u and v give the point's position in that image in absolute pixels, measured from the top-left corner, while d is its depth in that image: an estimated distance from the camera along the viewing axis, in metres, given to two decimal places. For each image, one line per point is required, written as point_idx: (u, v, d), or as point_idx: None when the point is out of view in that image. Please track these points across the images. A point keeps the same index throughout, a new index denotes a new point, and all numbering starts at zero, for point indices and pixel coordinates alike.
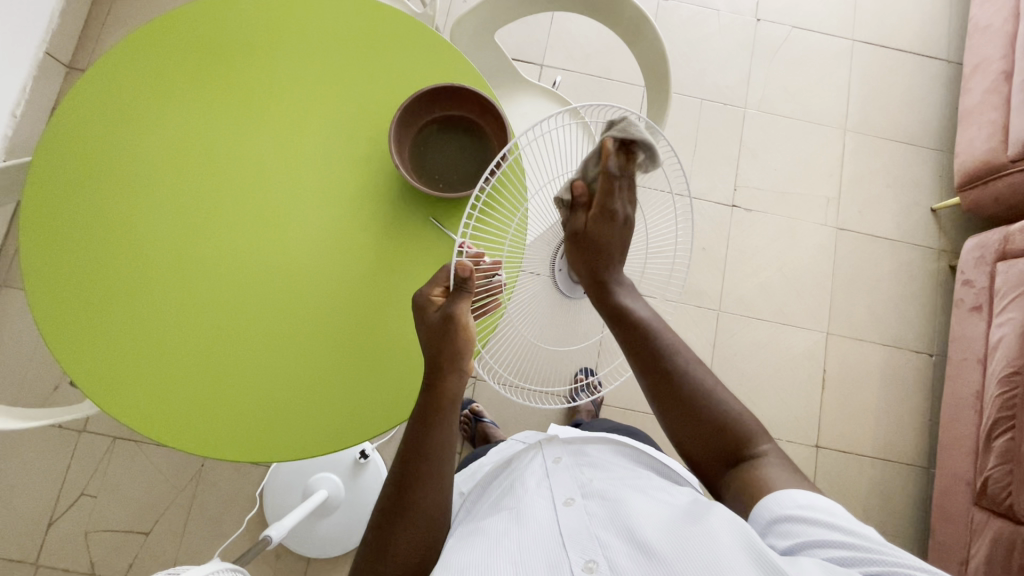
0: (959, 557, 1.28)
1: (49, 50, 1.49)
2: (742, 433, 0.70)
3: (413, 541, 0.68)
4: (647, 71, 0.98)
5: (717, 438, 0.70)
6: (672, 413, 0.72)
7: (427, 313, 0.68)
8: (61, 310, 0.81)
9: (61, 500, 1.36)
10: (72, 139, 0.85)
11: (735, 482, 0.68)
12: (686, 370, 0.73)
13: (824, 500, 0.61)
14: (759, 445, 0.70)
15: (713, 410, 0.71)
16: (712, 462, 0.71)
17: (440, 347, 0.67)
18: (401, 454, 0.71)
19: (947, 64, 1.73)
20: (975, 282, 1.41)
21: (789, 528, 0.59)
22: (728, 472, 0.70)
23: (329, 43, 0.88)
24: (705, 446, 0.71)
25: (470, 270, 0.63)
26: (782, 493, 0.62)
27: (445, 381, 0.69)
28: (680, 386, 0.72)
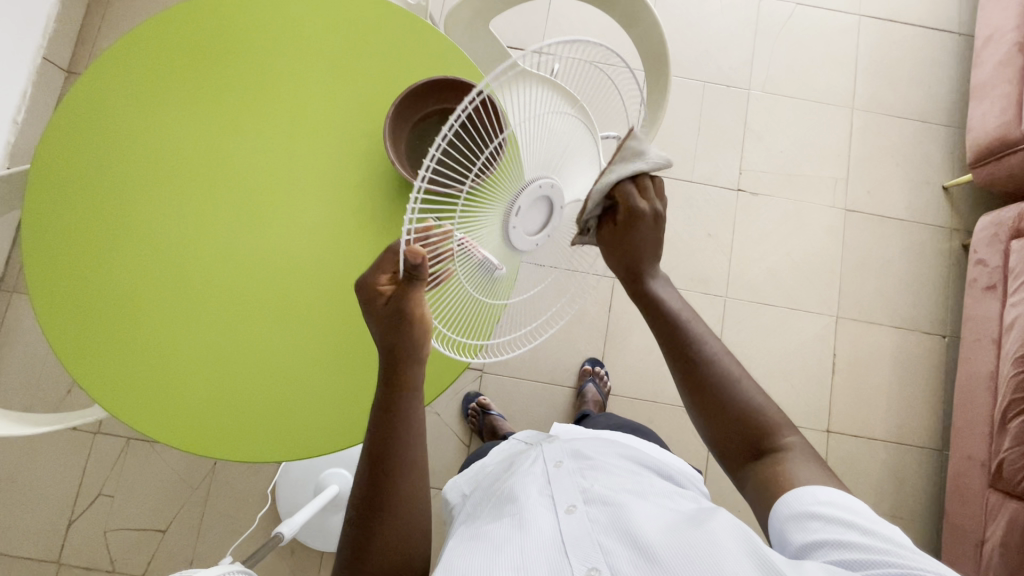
0: (975, 539, 1.26)
1: (47, 55, 1.49)
2: (764, 425, 0.68)
3: (394, 543, 0.65)
4: (646, 56, 0.95)
5: (745, 430, 0.68)
6: (693, 395, 0.71)
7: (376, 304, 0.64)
8: (67, 315, 0.82)
9: (79, 500, 1.38)
10: (70, 143, 0.84)
11: (759, 476, 0.67)
12: (713, 360, 0.71)
13: (847, 497, 0.60)
14: (783, 437, 0.68)
15: (737, 403, 0.69)
16: (736, 452, 0.69)
17: (394, 339, 0.65)
18: (369, 451, 0.67)
19: (958, 37, 1.68)
20: (988, 261, 1.37)
21: (819, 528, 0.58)
22: (754, 468, 0.68)
23: (324, 39, 0.87)
24: (722, 429, 0.69)
25: (422, 257, 0.57)
26: (803, 489, 0.62)
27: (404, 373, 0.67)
28: (706, 370, 0.71)
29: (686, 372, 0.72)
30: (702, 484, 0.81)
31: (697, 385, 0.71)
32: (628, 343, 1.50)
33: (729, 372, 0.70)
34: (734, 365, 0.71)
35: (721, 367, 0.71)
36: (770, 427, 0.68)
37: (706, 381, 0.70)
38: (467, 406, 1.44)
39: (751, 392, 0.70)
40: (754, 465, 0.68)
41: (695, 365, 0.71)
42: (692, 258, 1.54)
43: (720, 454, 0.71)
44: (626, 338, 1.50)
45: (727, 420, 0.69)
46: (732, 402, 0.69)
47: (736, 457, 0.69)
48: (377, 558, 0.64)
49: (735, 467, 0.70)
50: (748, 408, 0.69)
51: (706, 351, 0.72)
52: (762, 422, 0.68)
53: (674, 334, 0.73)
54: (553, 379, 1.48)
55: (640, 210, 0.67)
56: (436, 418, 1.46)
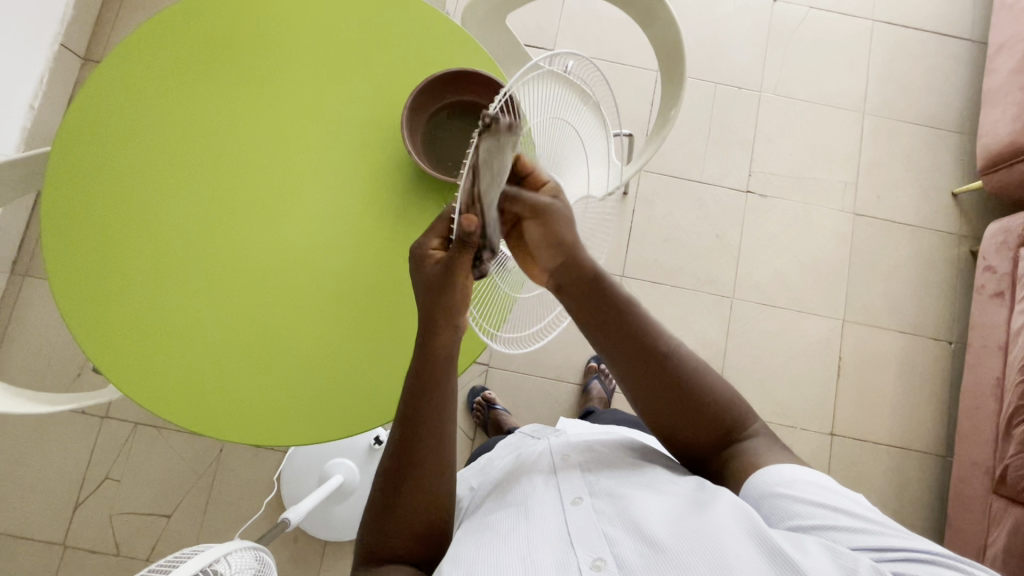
0: (977, 545, 1.26)
1: (64, 41, 1.50)
2: (736, 416, 0.71)
3: (418, 515, 0.68)
4: (661, 53, 0.96)
5: (715, 421, 0.71)
6: (657, 398, 0.71)
7: (426, 264, 0.63)
8: (83, 297, 0.83)
9: (86, 483, 1.39)
10: (89, 128, 0.85)
11: (732, 460, 0.70)
12: (674, 355, 0.72)
13: (808, 473, 0.64)
14: (751, 425, 0.72)
15: (708, 395, 0.71)
16: (706, 439, 0.71)
17: (438, 302, 0.65)
18: (401, 417, 0.70)
19: (971, 44, 1.68)
20: (997, 268, 1.37)
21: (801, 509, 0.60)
22: (726, 455, 0.71)
23: (339, 30, 0.88)
24: (695, 425, 0.71)
25: (477, 224, 0.52)
26: (771, 468, 0.65)
27: (439, 339, 0.68)
28: (666, 368, 0.71)
29: (647, 373, 0.72)
30: None
31: (662, 387, 0.71)
32: None
33: (697, 367, 0.72)
34: (697, 361, 0.73)
35: (684, 362, 0.72)
36: (737, 421, 0.71)
37: (669, 379, 0.71)
38: (472, 400, 1.44)
39: (719, 386, 0.72)
40: (726, 456, 0.71)
41: (659, 368, 0.71)
42: (699, 258, 1.55)
43: (687, 444, 0.72)
44: None
45: (699, 415, 0.71)
46: (704, 399, 0.70)
47: (704, 444, 0.72)
48: (405, 525, 0.67)
49: (704, 454, 0.72)
50: (717, 403, 0.71)
51: (668, 349, 0.73)
52: (731, 414, 0.71)
53: (632, 345, 0.73)
54: (557, 375, 1.48)
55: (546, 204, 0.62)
56: None
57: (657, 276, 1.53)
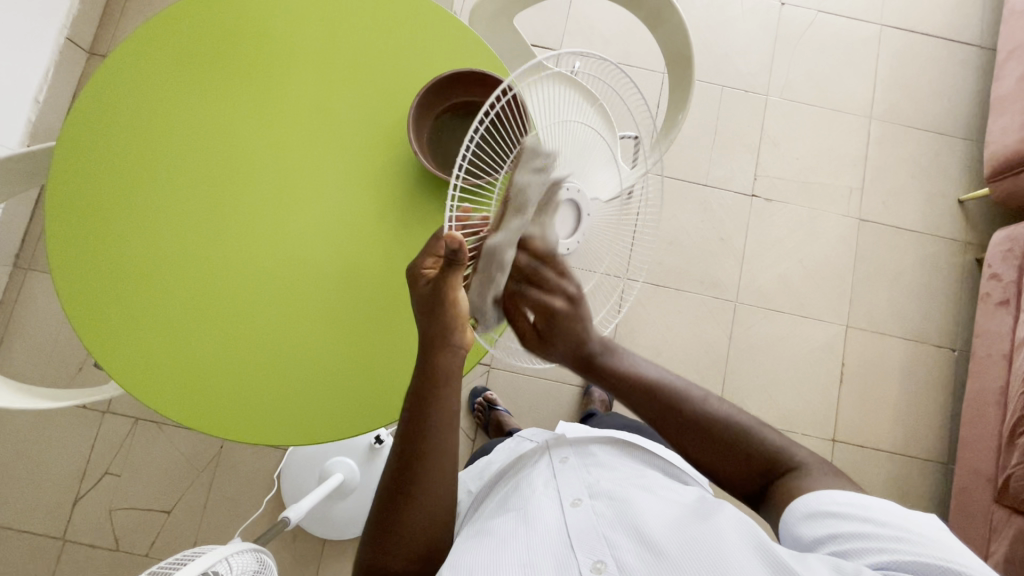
0: (979, 554, 1.26)
1: (70, 36, 1.50)
2: (771, 452, 0.70)
3: (416, 533, 0.69)
4: (668, 56, 0.96)
5: (752, 460, 0.70)
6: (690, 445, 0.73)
7: (418, 286, 0.67)
8: (83, 290, 0.83)
9: (86, 477, 1.40)
10: (94, 120, 0.85)
11: (777, 494, 0.67)
12: (704, 404, 0.74)
13: (847, 497, 0.62)
14: (793, 457, 0.70)
15: (739, 437, 0.71)
16: (748, 479, 0.71)
17: (433, 320, 0.67)
18: (401, 434, 0.70)
19: (980, 49, 1.67)
20: (1003, 276, 1.36)
21: (817, 520, 0.61)
22: (771, 488, 0.69)
23: (347, 26, 0.87)
24: (727, 467, 0.71)
25: (459, 242, 0.57)
26: (810, 500, 0.63)
27: (437, 361, 0.68)
28: (698, 420, 0.73)
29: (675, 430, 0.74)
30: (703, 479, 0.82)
31: (694, 433, 0.73)
32: (636, 344, 1.50)
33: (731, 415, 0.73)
34: (726, 406, 0.74)
35: (711, 408, 0.73)
36: (776, 455, 0.70)
37: (700, 431, 0.72)
38: (473, 401, 1.44)
39: (759, 430, 0.72)
40: (768, 492, 0.69)
41: (684, 425, 0.74)
42: (703, 261, 1.54)
43: (730, 486, 0.73)
44: (633, 339, 1.50)
45: (734, 459, 0.71)
46: (737, 443, 0.71)
47: (747, 482, 0.71)
48: (404, 538, 0.69)
49: (753, 494, 0.71)
50: (754, 445, 0.71)
51: (699, 399, 0.74)
52: (764, 454, 0.70)
53: (660, 402, 0.76)
54: (559, 377, 1.48)
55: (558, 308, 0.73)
56: None
57: (660, 279, 1.52)
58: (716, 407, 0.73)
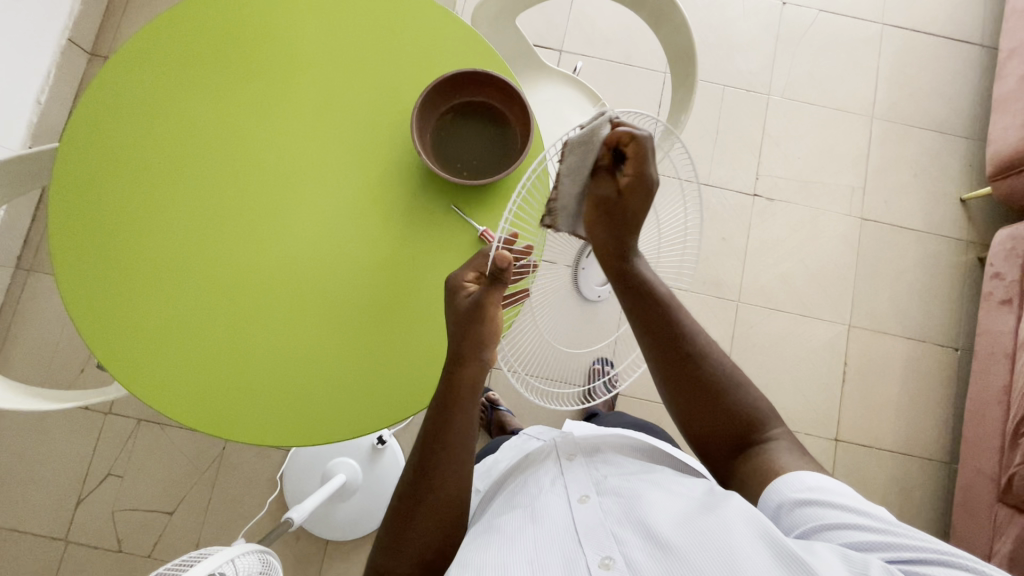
0: (982, 553, 1.25)
1: (72, 37, 1.50)
2: (756, 417, 0.72)
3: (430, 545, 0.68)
4: (671, 56, 0.95)
5: (734, 424, 0.72)
6: (680, 389, 0.74)
7: (458, 297, 0.66)
8: (88, 291, 0.83)
9: (88, 479, 1.39)
10: (99, 121, 0.85)
11: (747, 464, 0.70)
12: (706, 355, 0.74)
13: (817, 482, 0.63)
14: (771, 429, 0.72)
15: (734, 400, 0.73)
16: (722, 445, 0.73)
17: (465, 334, 0.66)
18: (422, 446, 0.70)
19: (981, 49, 1.67)
20: (1005, 275, 1.36)
21: (806, 515, 0.61)
22: (743, 457, 0.72)
23: (350, 26, 0.87)
24: (709, 418, 0.73)
25: (509, 262, 0.60)
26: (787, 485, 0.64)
27: (465, 375, 0.68)
28: (698, 364, 0.73)
29: (675, 370, 0.74)
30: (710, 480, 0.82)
31: (691, 376, 0.73)
32: None
33: (728, 370, 0.74)
34: (725, 362, 0.75)
35: (714, 365, 0.74)
36: (759, 420, 0.72)
37: (698, 379, 0.73)
38: None
39: (747, 391, 0.74)
40: (742, 456, 0.72)
41: (688, 364, 0.73)
42: (705, 261, 1.54)
43: (701, 446, 0.75)
44: None
45: (720, 413, 0.73)
46: (726, 402, 0.72)
47: (720, 444, 0.73)
48: (417, 543, 0.68)
49: (721, 459, 0.74)
50: (742, 407, 0.72)
51: (702, 347, 0.74)
52: (750, 416, 0.72)
53: (664, 335, 0.74)
54: None
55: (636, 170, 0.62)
56: None
57: None
58: (716, 361, 0.74)
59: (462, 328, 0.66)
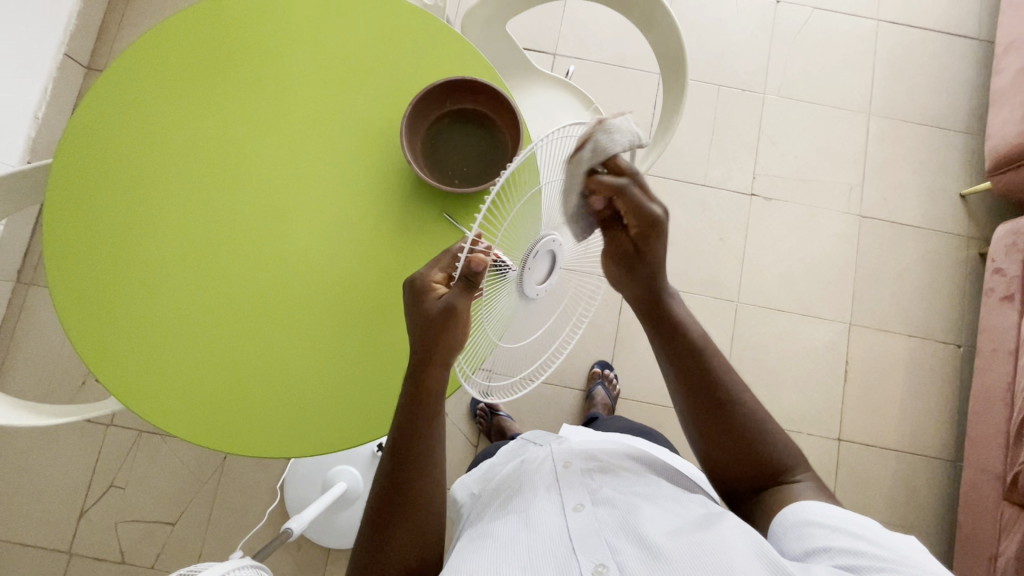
0: (988, 552, 1.24)
1: (68, 52, 1.51)
2: (781, 460, 0.70)
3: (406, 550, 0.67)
4: (662, 60, 0.95)
5: (758, 464, 0.71)
6: (706, 429, 0.73)
7: (427, 299, 0.64)
8: (81, 306, 0.83)
9: (91, 491, 1.40)
10: (92, 137, 0.86)
11: (767, 505, 0.69)
12: (735, 398, 0.73)
13: (837, 511, 0.61)
14: (796, 474, 0.70)
15: (759, 440, 0.71)
16: (746, 482, 0.71)
17: (432, 337, 0.63)
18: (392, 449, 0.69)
19: (978, 43, 1.66)
20: (1006, 271, 1.35)
21: (809, 531, 0.60)
22: (763, 498, 0.70)
23: (341, 36, 0.88)
24: (733, 458, 0.72)
25: (484, 266, 0.56)
26: (799, 506, 0.63)
27: (431, 377, 0.67)
28: (724, 403, 0.73)
29: (701, 408, 0.74)
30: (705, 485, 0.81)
31: (715, 413, 0.73)
32: (637, 347, 1.50)
33: (759, 412, 0.73)
34: (756, 403, 0.73)
35: (744, 406, 0.72)
36: (785, 464, 0.70)
37: (724, 419, 0.72)
38: (475, 407, 1.44)
39: (777, 435, 0.72)
40: (762, 497, 0.70)
41: (714, 400, 0.73)
42: (703, 262, 1.53)
43: (726, 484, 0.73)
44: (634, 342, 1.50)
45: (742, 453, 0.71)
46: (751, 443, 0.71)
47: (742, 483, 0.72)
48: (397, 545, 0.67)
49: (745, 498, 0.72)
50: (770, 449, 0.71)
51: (732, 387, 0.74)
52: (779, 458, 0.70)
53: (690, 376, 0.75)
54: (560, 381, 1.48)
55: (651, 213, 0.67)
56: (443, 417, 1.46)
57: None
58: (746, 402, 0.73)
59: (430, 329, 0.63)
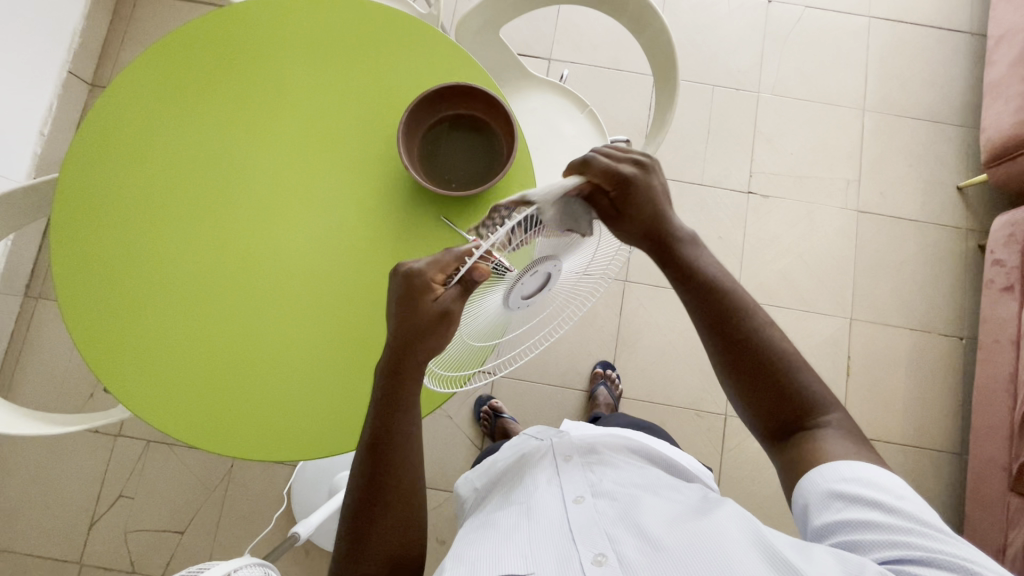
0: (997, 544, 1.23)
1: (72, 69, 1.54)
2: (809, 402, 0.65)
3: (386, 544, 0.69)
4: (653, 61, 0.97)
5: (786, 406, 0.66)
6: (733, 377, 0.68)
7: (423, 300, 0.60)
8: (89, 314, 0.85)
9: (100, 501, 1.41)
10: (98, 149, 0.88)
11: (793, 450, 0.64)
12: (760, 333, 0.67)
13: (871, 473, 0.58)
14: (825, 415, 0.65)
15: (789, 379, 0.66)
16: (774, 424, 0.66)
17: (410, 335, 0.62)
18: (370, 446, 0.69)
19: (971, 36, 1.67)
20: (1006, 262, 1.35)
21: (824, 503, 0.58)
22: (789, 445, 0.65)
23: (340, 46, 0.89)
24: (762, 402, 0.66)
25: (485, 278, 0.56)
26: (827, 466, 0.60)
27: (410, 376, 0.66)
28: (749, 340, 0.67)
29: (727, 348, 0.68)
30: (705, 475, 0.81)
31: (741, 350, 0.67)
32: (639, 346, 1.51)
33: (789, 351, 0.67)
34: (783, 341, 0.67)
35: (770, 342, 0.67)
36: (813, 404, 0.65)
37: (749, 356, 0.66)
38: (479, 410, 1.45)
39: (806, 371, 0.67)
40: (789, 440, 0.66)
41: (739, 339, 0.67)
42: None
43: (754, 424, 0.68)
44: (636, 342, 1.51)
45: (771, 393, 0.66)
46: (779, 380, 0.66)
47: (771, 423, 0.67)
48: (375, 542, 0.68)
49: (770, 440, 0.67)
50: (798, 389, 0.66)
51: (756, 323, 0.68)
52: (807, 397, 0.65)
53: (715, 312, 0.68)
54: (563, 382, 1.49)
55: (628, 174, 0.61)
56: (447, 421, 1.47)
57: (659, 280, 1.52)
58: (773, 340, 0.67)
59: (421, 330, 0.61)
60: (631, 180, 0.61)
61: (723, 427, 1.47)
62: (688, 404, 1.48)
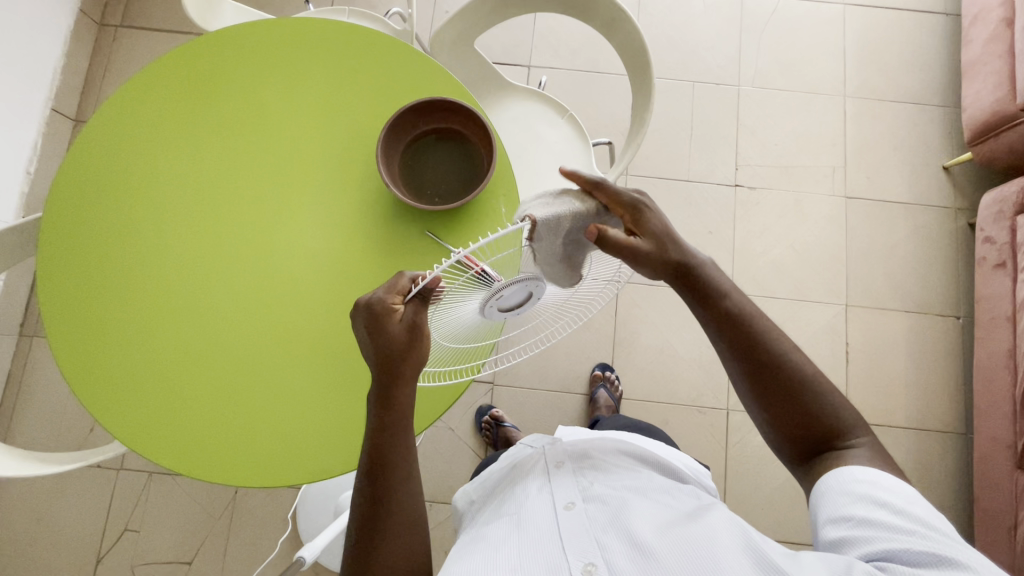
0: (1007, 524, 1.23)
1: (55, 106, 1.55)
2: (835, 416, 0.65)
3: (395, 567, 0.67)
4: (628, 63, 0.97)
5: (813, 424, 0.65)
6: (761, 401, 0.67)
7: (389, 324, 0.60)
8: (79, 352, 0.85)
9: (106, 536, 1.41)
10: (80, 189, 0.88)
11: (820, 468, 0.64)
12: (789, 359, 0.66)
13: (888, 477, 0.58)
14: (852, 438, 0.64)
15: (818, 400, 0.65)
16: (795, 440, 0.66)
17: (393, 355, 0.61)
18: (367, 469, 0.68)
19: (946, 17, 1.67)
20: (996, 239, 1.35)
21: (834, 500, 0.58)
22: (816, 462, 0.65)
23: (314, 69, 0.90)
24: (788, 425, 0.66)
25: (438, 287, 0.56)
26: (841, 470, 0.60)
27: (401, 394, 0.66)
28: (777, 366, 0.65)
29: (754, 374, 0.66)
30: (695, 469, 0.81)
31: (766, 380, 0.66)
32: (637, 346, 1.51)
33: (808, 370, 0.66)
34: (807, 361, 0.66)
35: (797, 365, 0.65)
36: (843, 419, 0.65)
37: (777, 381, 0.65)
38: (480, 420, 1.45)
39: (832, 391, 0.66)
40: (818, 455, 0.65)
41: (767, 366, 0.66)
42: None
43: (779, 441, 0.67)
44: (634, 342, 1.51)
45: (798, 414, 0.65)
46: (804, 404, 0.65)
47: (800, 441, 0.66)
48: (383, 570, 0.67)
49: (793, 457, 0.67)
50: (824, 409, 0.65)
51: (781, 349, 0.66)
52: (834, 413, 0.65)
53: (741, 340, 0.67)
54: (563, 387, 1.49)
55: (633, 203, 0.62)
56: (449, 433, 1.47)
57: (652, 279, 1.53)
58: (799, 363, 0.66)
59: (398, 353, 0.61)
60: (638, 205, 0.63)
61: (726, 422, 1.46)
62: (690, 401, 1.47)
